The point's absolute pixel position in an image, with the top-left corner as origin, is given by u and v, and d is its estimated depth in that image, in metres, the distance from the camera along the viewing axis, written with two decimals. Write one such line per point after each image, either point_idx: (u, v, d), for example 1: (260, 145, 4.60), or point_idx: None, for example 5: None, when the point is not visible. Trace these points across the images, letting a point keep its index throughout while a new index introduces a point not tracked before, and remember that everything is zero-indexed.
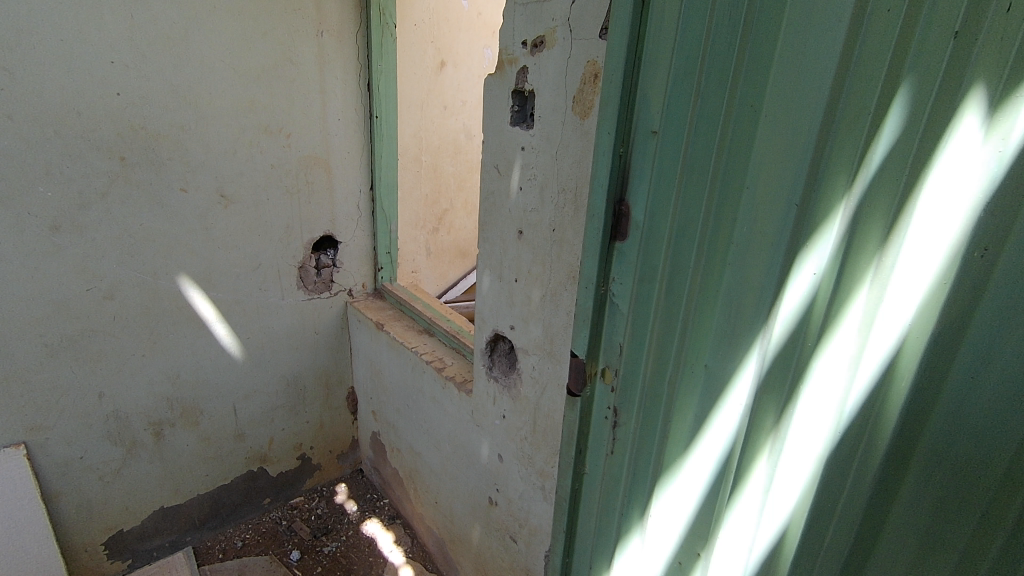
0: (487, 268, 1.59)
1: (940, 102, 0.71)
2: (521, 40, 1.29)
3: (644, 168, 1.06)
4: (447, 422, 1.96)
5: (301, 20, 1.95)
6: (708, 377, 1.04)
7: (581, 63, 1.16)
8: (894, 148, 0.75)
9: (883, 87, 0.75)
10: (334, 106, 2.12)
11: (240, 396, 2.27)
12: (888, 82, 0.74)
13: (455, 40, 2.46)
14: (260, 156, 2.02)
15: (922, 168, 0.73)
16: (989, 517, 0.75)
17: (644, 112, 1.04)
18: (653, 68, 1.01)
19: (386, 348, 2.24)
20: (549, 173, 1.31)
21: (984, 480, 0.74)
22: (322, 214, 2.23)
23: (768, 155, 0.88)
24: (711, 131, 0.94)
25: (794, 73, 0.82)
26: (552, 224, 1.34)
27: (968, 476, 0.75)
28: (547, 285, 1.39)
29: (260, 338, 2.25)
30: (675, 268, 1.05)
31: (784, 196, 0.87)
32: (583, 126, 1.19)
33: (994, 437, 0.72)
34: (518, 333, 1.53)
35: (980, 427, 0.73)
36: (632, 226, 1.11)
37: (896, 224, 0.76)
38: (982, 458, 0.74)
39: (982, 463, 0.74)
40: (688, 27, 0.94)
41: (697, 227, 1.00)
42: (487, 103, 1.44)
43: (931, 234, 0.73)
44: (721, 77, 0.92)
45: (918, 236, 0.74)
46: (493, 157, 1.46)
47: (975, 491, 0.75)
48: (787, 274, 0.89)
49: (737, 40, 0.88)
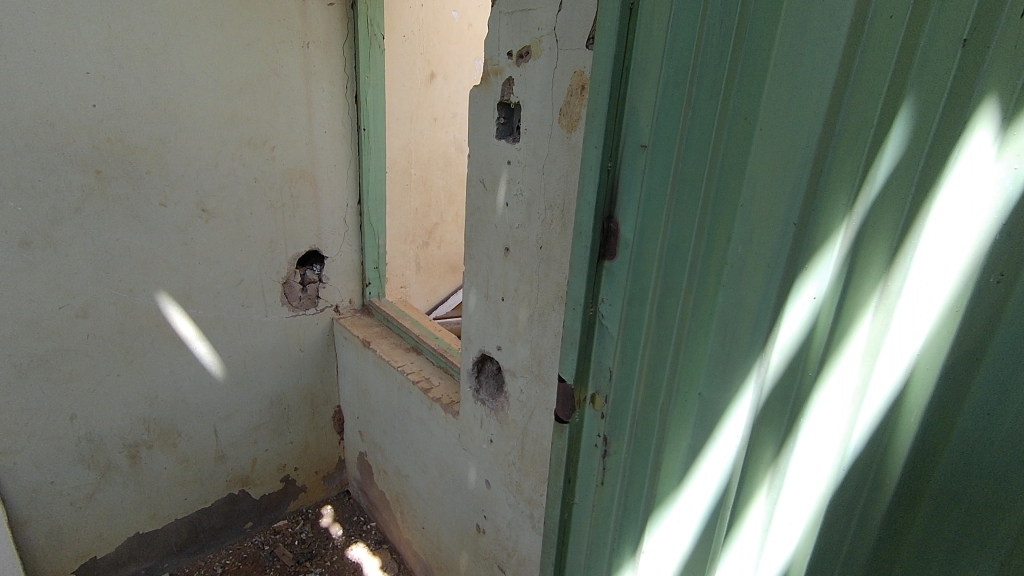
0: (473, 286, 1.53)
1: (948, 116, 0.65)
2: (506, 51, 1.24)
3: (633, 184, 1.01)
4: (434, 445, 1.88)
5: (286, 31, 1.91)
6: (702, 407, 0.98)
7: (568, 74, 1.11)
8: (899, 165, 0.69)
9: (885, 100, 0.69)
10: (319, 118, 2.07)
11: (221, 416, 2.19)
12: (890, 94, 0.69)
13: (444, 52, 2.42)
14: (243, 169, 1.96)
15: (930, 187, 0.67)
16: (1008, 567, 0.68)
17: (633, 125, 0.98)
18: (642, 78, 0.96)
19: (372, 366, 2.18)
20: (536, 188, 1.25)
21: (1002, 527, 0.68)
22: (308, 228, 2.17)
23: (764, 172, 0.82)
24: (703, 146, 0.89)
25: (789, 84, 0.77)
26: (539, 241, 1.28)
27: (985, 522, 0.69)
28: (535, 305, 1.33)
29: (242, 356, 2.18)
30: (666, 290, 0.99)
31: (780, 215, 0.81)
32: (570, 140, 1.14)
33: (1013, 480, 0.66)
34: (506, 354, 1.47)
35: (997, 468, 0.67)
36: (621, 244, 1.05)
37: (902, 247, 0.71)
38: (1000, 503, 0.67)
39: (999, 508, 0.68)
40: (676, 35, 0.89)
41: (688, 248, 0.94)
42: (472, 115, 1.39)
43: (941, 257, 0.68)
44: (713, 88, 0.86)
45: (926, 260, 0.69)
46: (478, 171, 1.41)
47: (993, 539, 0.69)
48: (785, 298, 0.83)
49: (729, 48, 0.83)
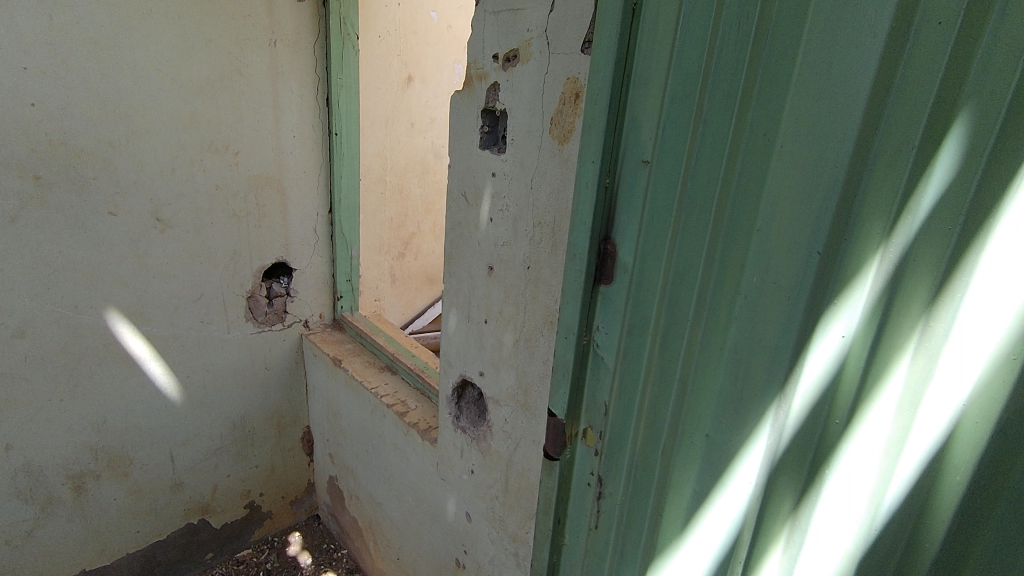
0: (453, 306, 1.42)
1: (1006, 138, 0.56)
2: (492, 53, 1.14)
3: (633, 203, 0.91)
4: (410, 473, 1.76)
5: (251, 27, 1.77)
6: (709, 449, 0.88)
7: (561, 79, 1.01)
8: (946, 192, 0.60)
9: (931, 118, 0.61)
10: (288, 122, 1.93)
11: (178, 441, 2.04)
12: (937, 111, 0.60)
13: (423, 54, 2.30)
14: (202, 175, 1.81)
15: (984, 219, 0.58)
16: None
17: (634, 138, 0.89)
18: (644, 86, 0.86)
19: (344, 387, 2.04)
20: (523, 204, 1.15)
21: None
22: (274, 239, 2.03)
23: (785, 194, 0.73)
24: (715, 163, 0.80)
25: (817, 96, 0.68)
26: (526, 261, 1.18)
27: None
28: (521, 329, 1.23)
29: (202, 377, 2.02)
30: (670, 321, 0.90)
31: (804, 243, 0.72)
32: (562, 152, 1.04)
33: None
34: (489, 380, 1.36)
35: None
36: (620, 269, 0.96)
37: (948, 284, 0.62)
38: None
39: None
40: (685, 38, 0.79)
41: (696, 275, 0.85)
42: (454, 123, 1.28)
43: (995, 298, 0.59)
44: (726, 98, 0.77)
45: (978, 301, 0.60)
46: (459, 183, 1.30)
47: None
48: (808, 336, 0.74)
49: (745, 54, 0.74)
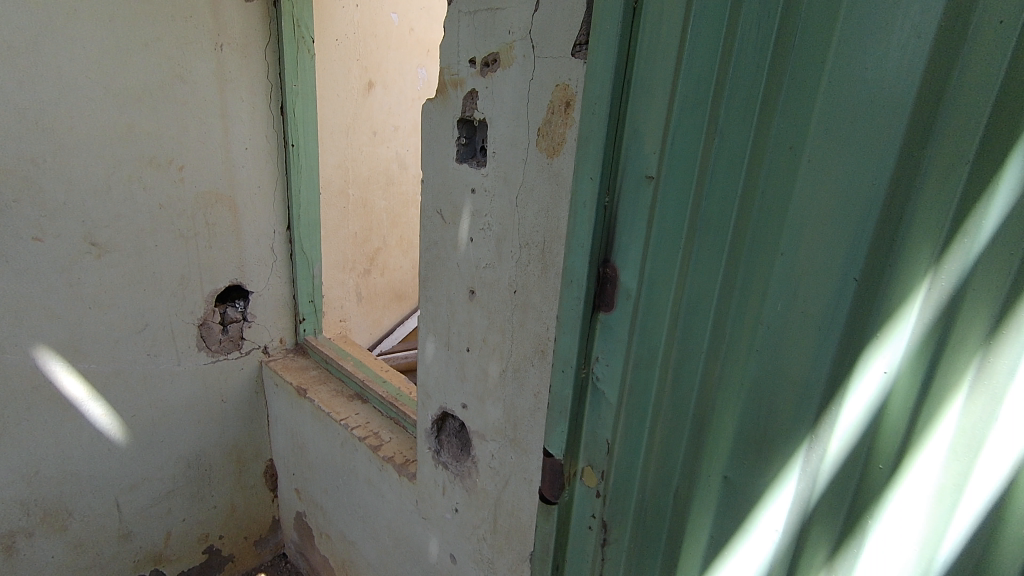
0: (430, 333, 1.31)
1: None
2: (468, 58, 1.03)
3: (636, 223, 0.83)
4: (386, 510, 1.63)
5: (194, 30, 1.61)
6: (728, 492, 0.80)
7: (549, 86, 0.91)
8: (1012, 213, 0.53)
9: (989, 129, 0.53)
10: (238, 133, 1.77)
11: (125, 487, 1.85)
12: (997, 121, 0.52)
13: (383, 59, 2.18)
14: (143, 194, 1.64)
15: None
16: None
17: (636, 152, 0.80)
18: (647, 94, 0.78)
19: (309, 418, 1.89)
20: (507, 223, 1.05)
21: None
22: (227, 260, 1.87)
23: (813, 214, 0.65)
24: (730, 179, 0.71)
25: (851, 104, 0.60)
26: (512, 284, 1.08)
27: None
28: (508, 359, 1.13)
29: (151, 414, 1.84)
30: (681, 352, 0.81)
31: (837, 268, 0.64)
32: (551, 166, 0.94)
33: None
34: (472, 412, 1.25)
35: None
36: (622, 294, 0.87)
37: (1014, 317, 0.54)
38: None
39: None
40: (694, 41, 0.71)
41: (711, 302, 0.77)
42: (425, 134, 1.17)
43: None
44: (743, 107, 0.69)
45: None
46: (434, 200, 1.18)
47: None
48: (842, 371, 0.66)
49: (765, 57, 0.66)
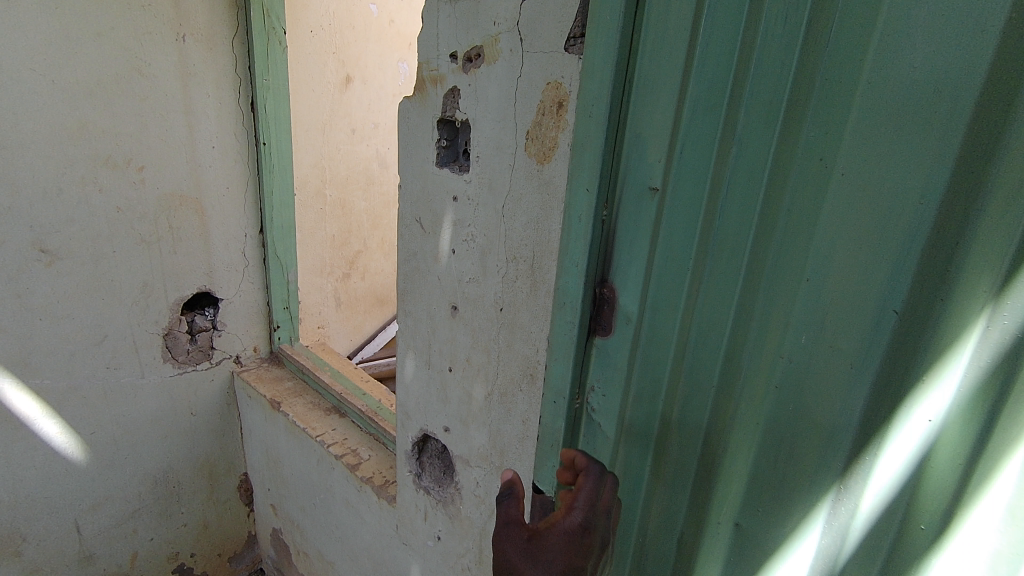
0: (409, 350, 1.21)
1: None
2: (448, 52, 0.93)
3: (639, 241, 0.74)
4: (365, 533, 1.54)
5: (152, 19, 1.48)
6: (740, 542, 0.71)
7: (539, 85, 0.81)
8: None
9: None
10: (204, 130, 1.65)
11: (85, 508, 1.73)
12: None
13: (362, 52, 2.06)
14: (98, 196, 1.51)
15: None
16: None
17: (639, 161, 0.71)
18: (652, 96, 0.68)
19: (284, 432, 1.78)
20: (493, 234, 0.95)
21: None
22: (194, 266, 1.75)
23: (847, 239, 0.56)
24: (748, 196, 0.63)
25: (896, 111, 0.51)
26: (498, 301, 0.98)
27: None
28: (494, 381, 1.03)
29: (112, 431, 1.72)
30: (689, 387, 0.73)
31: (874, 298, 0.55)
32: (541, 174, 0.84)
33: None
34: (456, 437, 1.16)
35: None
36: (621, 319, 0.78)
37: None
38: None
39: None
40: (709, 37, 0.62)
41: (724, 333, 0.68)
42: (403, 135, 1.06)
43: None
44: (766, 114, 0.59)
45: None
46: (413, 207, 1.08)
47: None
48: (878, 418, 0.57)
49: (794, 57, 0.57)
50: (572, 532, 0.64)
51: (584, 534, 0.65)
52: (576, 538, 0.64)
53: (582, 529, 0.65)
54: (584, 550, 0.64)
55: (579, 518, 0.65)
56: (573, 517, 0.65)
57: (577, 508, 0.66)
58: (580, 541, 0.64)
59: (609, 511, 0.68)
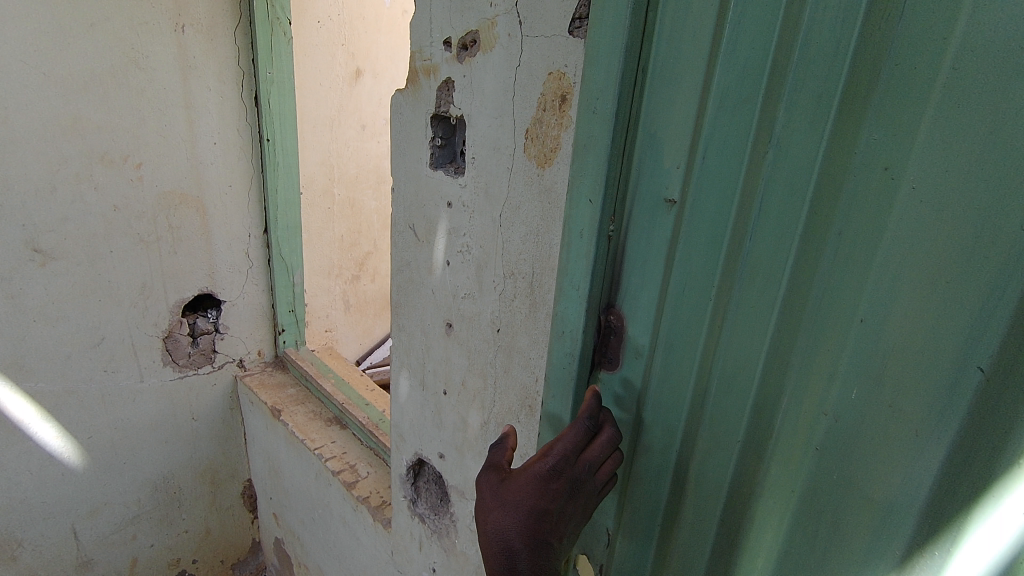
0: (403, 368, 1.10)
1: None
2: (441, 38, 0.82)
3: (653, 262, 0.62)
4: (362, 555, 1.45)
5: (149, 8, 1.41)
6: None
7: (540, 75, 0.69)
8: None
9: None
10: (205, 126, 1.58)
11: (83, 513, 1.69)
12: None
13: (373, 44, 1.97)
14: (94, 194, 1.46)
15: None
16: None
17: (653, 167, 0.59)
18: (671, 89, 0.56)
19: (284, 442, 1.71)
20: (489, 247, 0.84)
21: None
22: (195, 267, 1.68)
23: (915, 273, 0.42)
24: (787, 214, 0.50)
25: (992, 103, 0.37)
26: (495, 322, 0.87)
27: None
28: (491, 409, 0.93)
29: (110, 436, 1.67)
30: (709, 439, 0.61)
31: (952, 346, 0.41)
32: (541, 180, 0.73)
33: None
34: (451, 465, 1.06)
35: None
36: (631, 353, 0.66)
37: None
38: None
39: None
40: (741, 13, 0.50)
41: (754, 379, 0.55)
42: (395, 132, 0.96)
43: None
44: (813, 112, 0.47)
45: None
46: (406, 213, 0.98)
47: None
48: (947, 511, 0.43)
49: (852, 37, 0.44)
50: (540, 477, 0.64)
51: (555, 479, 0.63)
52: (544, 483, 0.63)
53: (553, 473, 0.63)
54: (554, 495, 0.63)
55: (548, 464, 0.64)
56: (544, 462, 0.64)
57: (551, 455, 0.65)
58: (551, 485, 0.63)
59: (590, 463, 0.64)
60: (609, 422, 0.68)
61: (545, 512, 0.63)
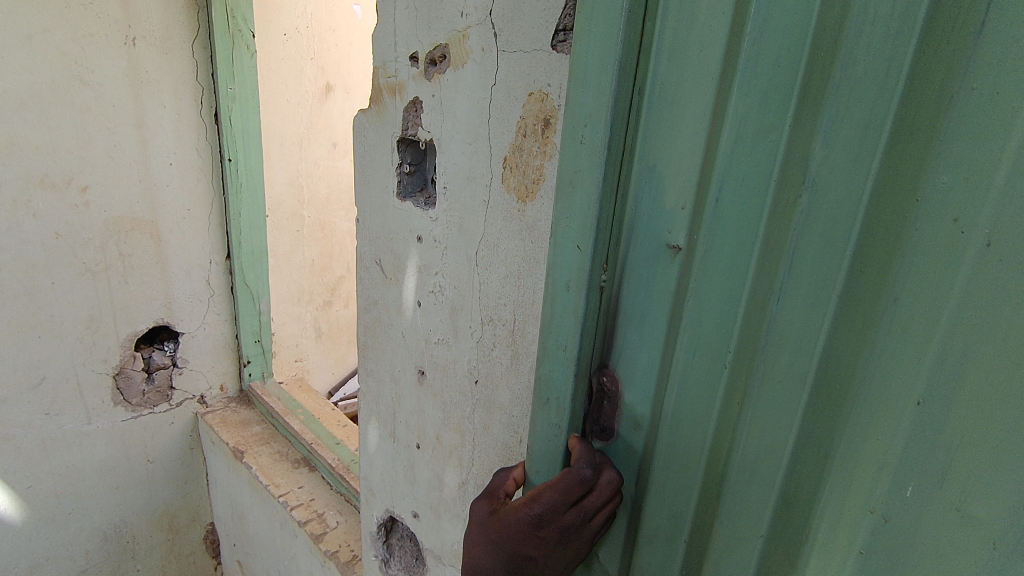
0: (372, 417, 0.99)
1: None
2: (406, 52, 0.72)
3: (655, 317, 0.53)
4: None
5: (95, 19, 1.29)
6: None
7: (520, 96, 0.60)
8: None
9: None
10: (160, 145, 1.46)
11: (22, 570, 1.53)
12: None
13: (346, 56, 1.87)
14: (32, 221, 1.32)
15: None
16: None
17: (654, 207, 0.51)
18: (673, 113, 0.47)
19: (247, 486, 1.57)
20: (465, 288, 0.74)
21: None
22: (149, 298, 1.55)
23: (990, 350, 0.33)
24: (823, 273, 0.41)
25: None
26: (472, 372, 0.77)
27: None
28: (469, 469, 0.82)
29: (53, 484, 1.52)
30: (727, 532, 0.51)
31: None
32: (523, 215, 0.63)
33: None
34: (426, 527, 0.94)
35: None
36: (631, 419, 0.57)
37: None
38: None
39: None
40: (763, 24, 0.41)
41: (780, 466, 0.46)
42: (358, 157, 0.85)
43: None
44: (857, 147, 0.37)
45: None
46: (371, 246, 0.87)
47: None
48: None
49: (907, 54, 0.34)
50: (525, 523, 0.55)
51: (543, 528, 0.54)
52: (530, 531, 0.55)
53: (539, 521, 0.54)
54: (540, 544, 0.54)
55: (533, 512, 0.54)
56: (530, 507, 0.55)
57: (538, 500, 0.55)
58: (537, 534, 0.54)
59: (582, 511, 0.54)
60: (608, 462, 0.57)
61: (530, 560, 0.55)
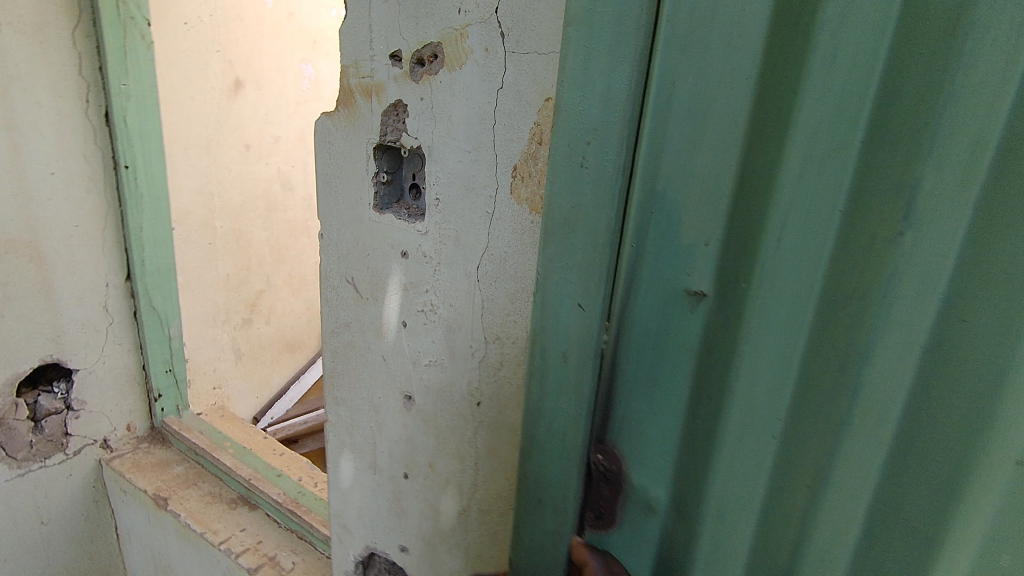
0: (345, 448, 0.92)
1: None
2: (386, 49, 0.65)
3: (678, 365, 0.49)
4: None
5: None
6: None
7: (535, 101, 0.55)
8: None
9: None
10: (34, 150, 1.21)
11: None
12: None
13: (257, 49, 1.69)
14: None
15: None
16: None
17: (676, 249, 0.47)
18: (702, 149, 0.43)
19: (174, 537, 1.39)
20: (463, 306, 0.69)
21: None
22: (32, 334, 1.31)
23: None
24: (913, 322, 0.37)
25: None
26: (473, 394, 0.73)
27: None
28: (471, 495, 0.78)
29: None
30: None
31: None
32: (538, 228, 0.59)
33: None
34: (417, 559, 0.89)
35: None
36: (648, 473, 0.53)
37: None
38: None
39: None
40: (834, 49, 0.38)
41: (842, 516, 0.43)
42: (323, 167, 0.76)
43: None
44: (949, 196, 0.35)
45: None
46: (342, 265, 0.79)
47: None
48: None
49: (1002, 114, 0.33)
50: None
51: None
52: None
53: None
54: None
55: None
56: None
57: None
58: None
59: None
60: None
61: None
